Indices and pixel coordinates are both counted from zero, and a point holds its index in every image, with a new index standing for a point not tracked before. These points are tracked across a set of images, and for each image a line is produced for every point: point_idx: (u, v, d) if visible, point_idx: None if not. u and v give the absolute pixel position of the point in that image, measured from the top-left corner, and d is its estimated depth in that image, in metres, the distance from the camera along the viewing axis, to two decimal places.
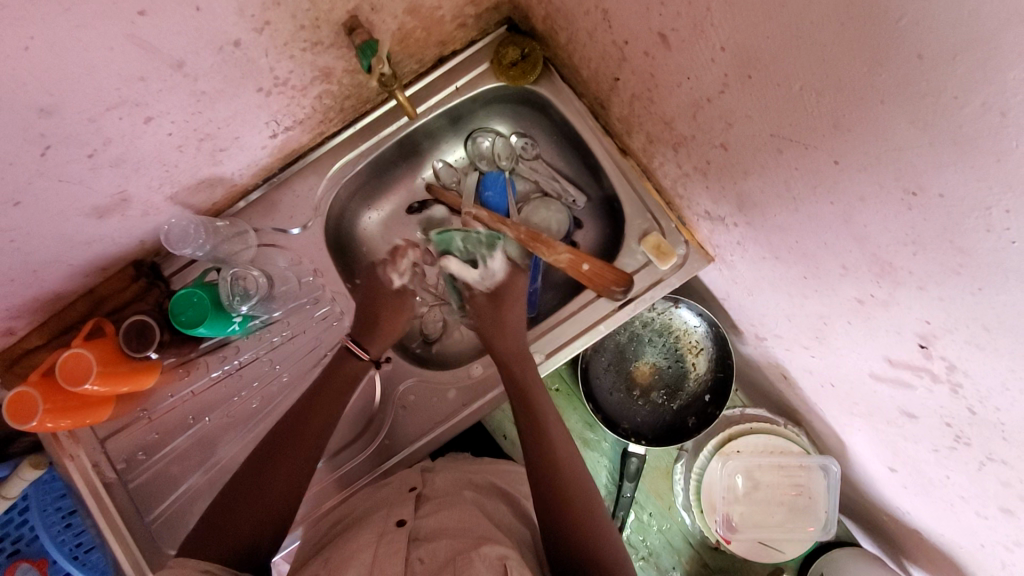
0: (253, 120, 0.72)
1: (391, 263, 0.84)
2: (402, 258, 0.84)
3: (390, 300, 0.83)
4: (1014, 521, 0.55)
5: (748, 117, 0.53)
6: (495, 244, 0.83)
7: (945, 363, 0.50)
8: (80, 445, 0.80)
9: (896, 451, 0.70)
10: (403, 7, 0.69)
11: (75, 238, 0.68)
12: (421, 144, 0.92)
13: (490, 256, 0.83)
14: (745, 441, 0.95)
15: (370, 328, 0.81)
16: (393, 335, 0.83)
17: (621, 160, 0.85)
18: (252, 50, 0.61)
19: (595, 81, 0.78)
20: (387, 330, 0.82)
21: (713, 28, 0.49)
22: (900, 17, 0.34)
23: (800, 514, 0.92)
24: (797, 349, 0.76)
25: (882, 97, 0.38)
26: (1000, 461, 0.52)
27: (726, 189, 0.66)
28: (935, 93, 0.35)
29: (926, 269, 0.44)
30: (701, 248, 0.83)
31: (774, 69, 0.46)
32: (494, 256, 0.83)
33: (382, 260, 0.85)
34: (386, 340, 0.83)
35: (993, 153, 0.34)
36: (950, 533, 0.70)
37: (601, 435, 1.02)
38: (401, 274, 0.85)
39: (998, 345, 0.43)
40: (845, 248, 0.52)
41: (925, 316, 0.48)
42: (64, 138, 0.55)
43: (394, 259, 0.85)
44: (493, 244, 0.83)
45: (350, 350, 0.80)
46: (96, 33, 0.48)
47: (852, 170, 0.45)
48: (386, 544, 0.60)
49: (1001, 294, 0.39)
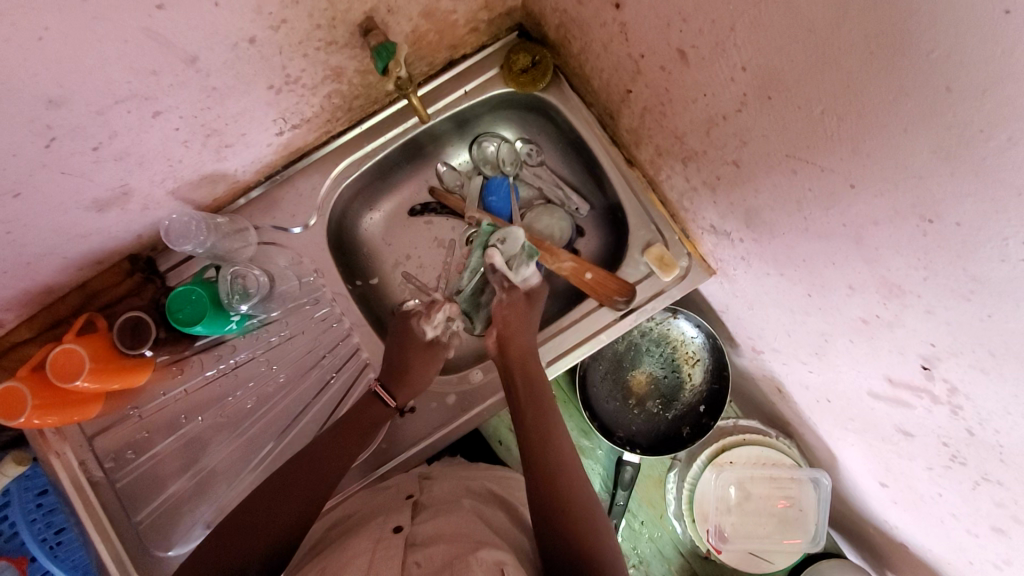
0: (261, 117, 0.71)
1: (425, 317, 0.85)
2: (436, 313, 0.85)
3: (420, 352, 0.83)
4: (1006, 540, 0.57)
5: (764, 136, 0.53)
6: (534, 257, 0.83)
7: (947, 385, 0.51)
8: (67, 441, 0.78)
9: (889, 468, 0.71)
10: (418, 10, 0.69)
11: (72, 231, 0.66)
12: (426, 146, 0.91)
13: (524, 265, 0.83)
14: (738, 452, 0.96)
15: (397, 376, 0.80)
16: (421, 390, 0.81)
17: (627, 171, 0.85)
18: (266, 47, 0.60)
19: (605, 91, 0.79)
20: (417, 378, 0.81)
21: (736, 47, 0.50)
22: (933, 49, 0.34)
23: (789, 525, 0.94)
24: (795, 364, 0.78)
25: (905, 126, 0.39)
26: (996, 481, 0.53)
27: (735, 205, 0.66)
28: (961, 126, 0.35)
29: (936, 294, 0.45)
30: (703, 260, 0.83)
31: (796, 91, 0.46)
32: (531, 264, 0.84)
33: (417, 312, 0.86)
34: (414, 390, 0.81)
35: (1013, 188, 0.35)
36: (939, 549, 0.71)
37: (595, 443, 1.03)
38: (431, 327, 0.85)
39: (1003, 370, 0.44)
40: (853, 268, 0.53)
41: (931, 339, 0.49)
42: (70, 130, 0.53)
43: (429, 311, 0.85)
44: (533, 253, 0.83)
45: (378, 396, 0.79)
46: (113, 25, 0.47)
47: (867, 194, 0.46)
48: (382, 549, 0.59)
49: (1011, 321, 0.40)
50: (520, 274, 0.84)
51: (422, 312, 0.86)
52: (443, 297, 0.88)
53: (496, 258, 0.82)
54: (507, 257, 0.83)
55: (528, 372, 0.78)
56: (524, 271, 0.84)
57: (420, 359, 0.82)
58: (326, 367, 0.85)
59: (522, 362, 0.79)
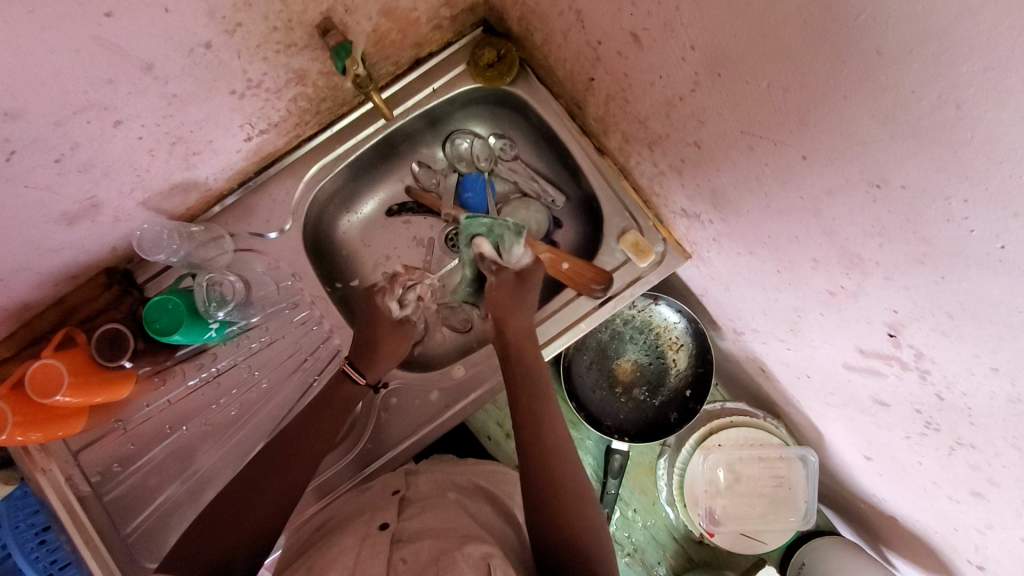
0: (226, 123, 0.71)
1: (390, 292, 0.82)
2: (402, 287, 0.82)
3: (391, 330, 0.81)
4: (985, 504, 0.57)
5: (719, 114, 0.54)
6: (518, 237, 0.78)
7: (913, 351, 0.51)
8: (53, 458, 0.78)
9: (871, 440, 0.71)
10: (377, 9, 0.69)
11: (43, 245, 0.66)
12: (399, 146, 0.91)
13: (514, 244, 0.77)
14: (726, 435, 0.96)
15: (367, 354, 0.79)
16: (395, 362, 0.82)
17: (599, 159, 0.86)
18: (223, 52, 0.61)
19: (570, 81, 0.79)
20: (387, 356, 0.81)
21: (683, 27, 0.50)
22: (858, 13, 0.35)
23: (780, 504, 0.94)
24: (774, 342, 0.78)
25: (845, 92, 0.39)
26: (969, 445, 0.54)
27: (701, 186, 0.67)
28: (893, 88, 0.36)
29: (892, 259, 0.46)
30: (679, 245, 0.84)
31: (742, 66, 0.47)
32: (517, 243, 0.77)
33: (380, 286, 0.83)
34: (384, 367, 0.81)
35: (950, 145, 0.35)
36: (925, 518, 0.72)
37: (584, 433, 1.03)
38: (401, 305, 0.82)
39: (963, 331, 0.44)
40: (814, 241, 0.54)
41: (893, 306, 0.50)
42: (29, 142, 0.54)
43: (392, 287, 0.82)
44: (521, 232, 0.77)
45: (346, 375, 0.78)
46: (62, 35, 0.47)
47: (818, 165, 0.46)
48: (369, 546, 0.60)
49: (964, 282, 0.41)
50: (514, 257, 0.78)
51: (387, 288, 0.82)
52: (404, 269, 0.84)
53: (485, 247, 0.77)
54: (498, 244, 0.78)
55: (529, 357, 0.76)
56: (516, 252, 0.78)
57: (392, 339, 0.81)
58: (308, 370, 0.85)
59: (519, 344, 0.77)
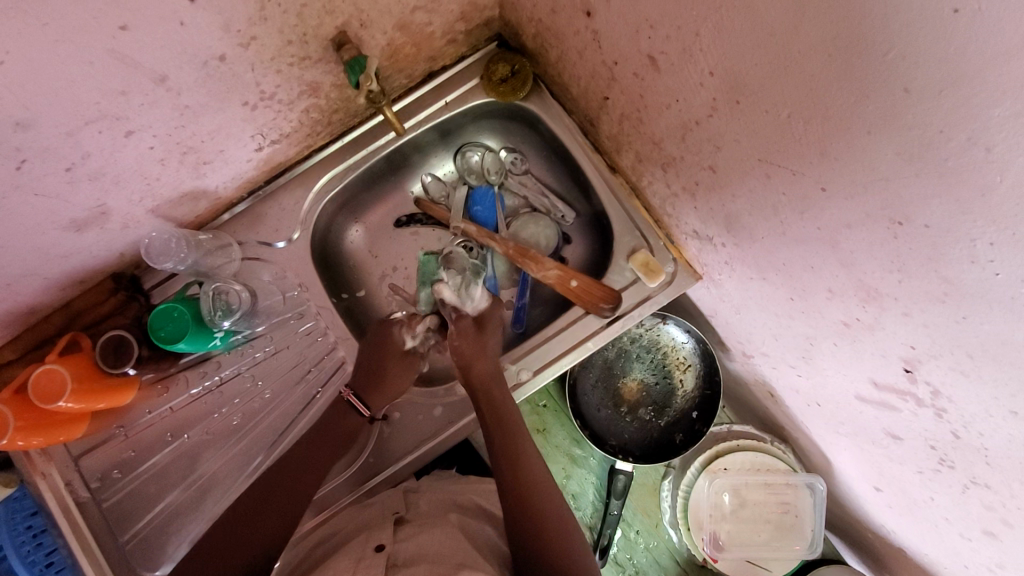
0: (238, 133, 0.71)
1: (407, 326, 0.86)
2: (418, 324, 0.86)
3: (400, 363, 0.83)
4: (998, 544, 0.55)
5: (737, 141, 0.53)
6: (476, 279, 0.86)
7: (930, 389, 0.50)
8: (53, 462, 0.77)
9: (881, 472, 0.70)
10: (392, 23, 0.69)
11: (52, 251, 0.66)
12: (410, 158, 0.91)
13: (472, 284, 0.85)
14: (731, 459, 0.94)
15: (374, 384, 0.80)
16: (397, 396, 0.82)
17: (610, 177, 0.85)
18: (237, 65, 0.61)
19: (584, 99, 0.79)
20: (392, 387, 0.81)
21: (702, 53, 0.50)
22: (887, 51, 0.34)
23: (787, 532, 0.92)
24: (785, 368, 0.77)
25: (869, 128, 0.38)
26: (985, 485, 0.52)
27: (715, 210, 0.66)
28: (922, 126, 0.35)
29: (911, 296, 0.44)
30: (689, 265, 0.83)
31: (762, 95, 0.46)
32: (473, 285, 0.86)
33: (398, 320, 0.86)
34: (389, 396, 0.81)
35: (978, 187, 0.34)
36: (936, 554, 0.70)
37: (588, 451, 1.02)
38: (413, 337, 0.85)
39: (983, 372, 0.43)
40: (830, 272, 0.53)
41: (911, 342, 0.48)
42: (40, 151, 0.53)
43: (410, 323, 0.86)
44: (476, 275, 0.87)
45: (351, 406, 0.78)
46: (77, 48, 0.47)
47: (838, 198, 0.45)
48: (363, 570, 0.59)
49: (985, 323, 0.40)
50: (472, 297, 0.85)
51: (404, 322, 0.86)
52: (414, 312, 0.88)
53: (445, 292, 0.84)
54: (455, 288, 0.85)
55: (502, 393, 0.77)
56: (473, 293, 0.85)
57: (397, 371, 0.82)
58: (312, 382, 0.85)
59: (486, 384, 0.78)
